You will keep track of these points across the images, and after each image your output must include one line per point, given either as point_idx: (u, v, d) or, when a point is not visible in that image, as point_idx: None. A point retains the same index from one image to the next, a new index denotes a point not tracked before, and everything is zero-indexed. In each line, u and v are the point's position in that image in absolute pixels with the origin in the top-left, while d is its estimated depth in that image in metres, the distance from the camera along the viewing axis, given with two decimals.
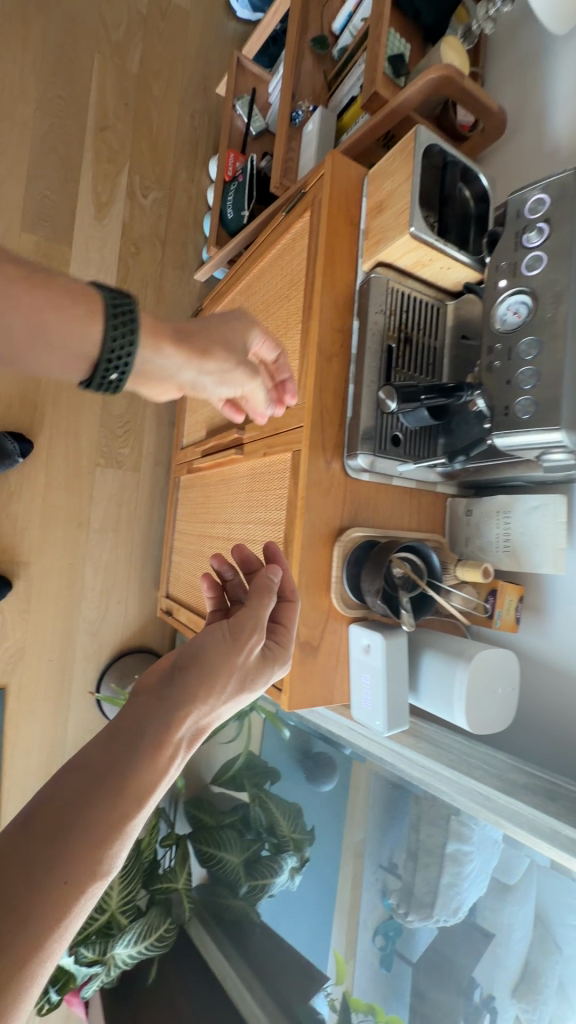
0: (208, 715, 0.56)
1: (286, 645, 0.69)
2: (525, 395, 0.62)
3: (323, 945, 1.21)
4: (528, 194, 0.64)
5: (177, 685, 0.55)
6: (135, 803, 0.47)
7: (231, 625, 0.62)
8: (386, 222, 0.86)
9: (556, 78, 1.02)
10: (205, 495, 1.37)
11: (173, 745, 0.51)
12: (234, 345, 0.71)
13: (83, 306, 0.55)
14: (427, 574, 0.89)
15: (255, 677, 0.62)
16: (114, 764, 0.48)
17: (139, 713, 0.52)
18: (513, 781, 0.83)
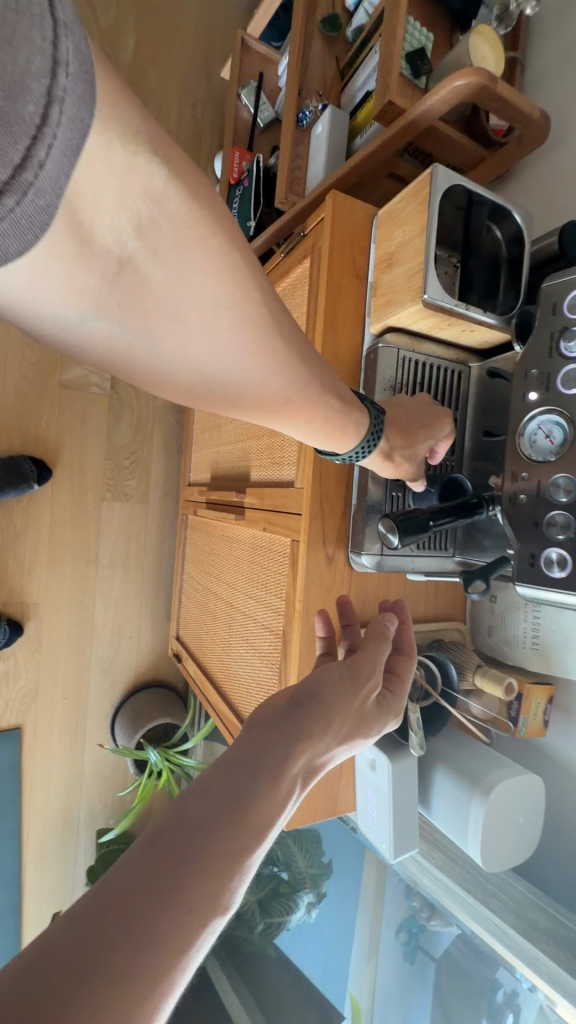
0: (325, 754, 0.43)
1: (400, 694, 0.54)
2: (556, 547, 0.50)
3: (340, 983, 1.25)
4: (566, 286, 0.51)
5: (297, 717, 0.43)
6: (252, 843, 0.36)
7: (349, 662, 0.51)
8: (398, 282, 0.73)
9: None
10: (209, 542, 1.30)
11: (291, 781, 0.40)
12: (426, 435, 0.69)
13: (358, 420, 0.60)
14: (442, 683, 0.80)
15: (374, 723, 0.49)
16: (232, 795, 0.37)
17: (253, 742, 0.42)
18: (532, 921, 0.74)
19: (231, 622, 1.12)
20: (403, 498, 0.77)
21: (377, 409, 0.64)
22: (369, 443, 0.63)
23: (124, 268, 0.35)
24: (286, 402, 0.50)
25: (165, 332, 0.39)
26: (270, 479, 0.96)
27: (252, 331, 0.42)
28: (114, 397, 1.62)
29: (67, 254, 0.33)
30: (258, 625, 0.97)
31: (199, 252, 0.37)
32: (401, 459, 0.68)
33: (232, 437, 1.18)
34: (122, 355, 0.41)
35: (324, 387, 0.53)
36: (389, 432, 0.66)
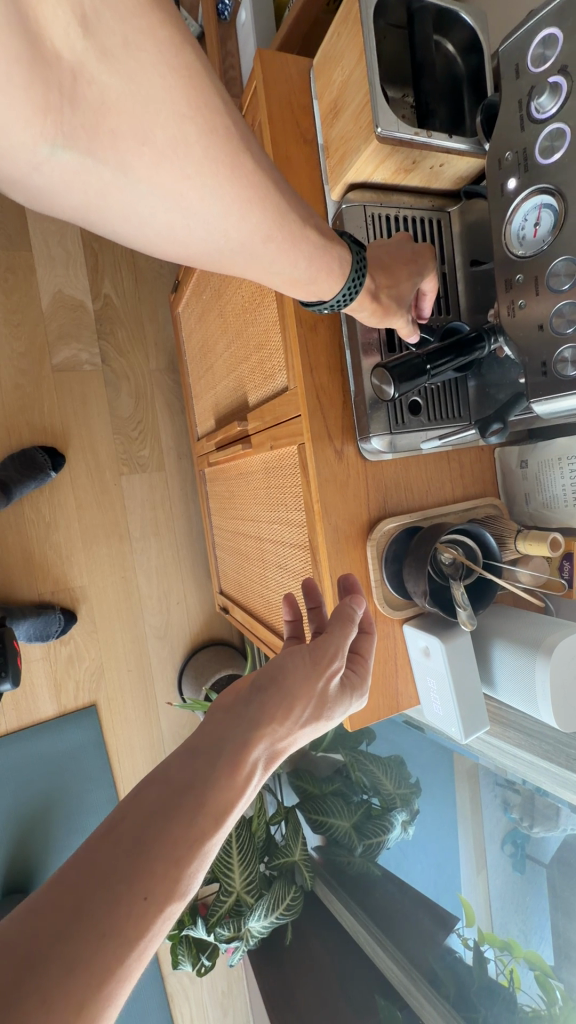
0: (282, 739, 0.53)
1: (364, 678, 0.63)
2: (567, 341, 0.44)
3: (448, 888, 1.22)
4: (527, 38, 0.44)
5: (252, 709, 0.52)
6: (212, 823, 0.44)
7: (311, 648, 0.58)
8: (348, 127, 0.66)
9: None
10: (228, 489, 1.27)
11: (247, 767, 0.48)
12: (410, 272, 0.64)
13: (342, 253, 0.56)
14: (483, 556, 0.75)
15: (331, 705, 0.58)
16: (194, 784, 0.45)
17: (214, 736, 0.50)
18: None
19: (263, 555, 1.11)
20: None
21: (359, 245, 0.60)
22: (352, 288, 0.59)
23: (80, 79, 0.35)
24: (268, 242, 0.49)
25: (138, 159, 0.39)
26: (266, 396, 0.93)
27: (222, 142, 0.41)
28: (108, 372, 1.61)
29: (22, 61, 0.33)
30: (286, 545, 0.95)
31: (154, 48, 0.36)
32: (388, 299, 0.62)
33: (225, 372, 1.14)
34: (89, 196, 0.41)
35: (305, 220, 0.51)
36: (373, 270, 0.62)
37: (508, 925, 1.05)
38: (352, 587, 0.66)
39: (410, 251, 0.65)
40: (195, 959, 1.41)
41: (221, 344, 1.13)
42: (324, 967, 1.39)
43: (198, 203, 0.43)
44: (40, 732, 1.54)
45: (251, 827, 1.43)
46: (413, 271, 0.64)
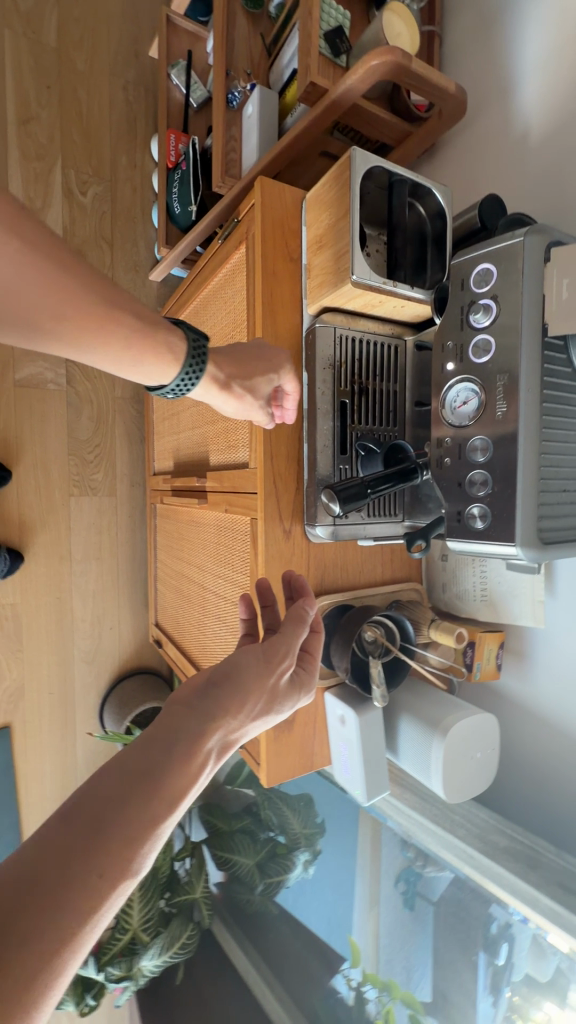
0: (238, 729, 0.52)
1: (310, 673, 0.64)
2: (478, 503, 0.56)
3: (338, 927, 1.29)
4: (472, 261, 0.55)
5: (210, 697, 0.51)
6: (169, 805, 0.44)
7: (264, 648, 0.58)
8: (328, 263, 0.76)
9: (522, 38, 0.87)
10: (179, 531, 1.32)
11: (203, 752, 0.48)
12: (265, 371, 0.77)
13: (174, 345, 0.69)
14: (400, 639, 0.85)
15: (282, 698, 0.58)
16: (150, 768, 0.44)
17: (170, 721, 0.49)
18: (494, 843, 0.82)
19: (204, 602, 1.16)
20: (351, 469, 0.81)
21: (200, 336, 0.73)
22: (185, 380, 0.72)
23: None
24: None
25: None
26: (227, 463, 1.00)
27: None
28: (72, 393, 1.62)
29: None
30: (228, 601, 1.01)
31: None
32: (239, 390, 0.76)
33: (190, 424, 1.20)
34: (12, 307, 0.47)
35: None
36: (225, 361, 0.75)
37: (391, 965, 1.13)
38: (302, 588, 0.70)
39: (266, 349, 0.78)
40: (82, 997, 1.39)
41: (190, 398, 1.19)
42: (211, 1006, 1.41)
43: None
44: None
45: (157, 863, 1.46)
46: (269, 369, 0.77)
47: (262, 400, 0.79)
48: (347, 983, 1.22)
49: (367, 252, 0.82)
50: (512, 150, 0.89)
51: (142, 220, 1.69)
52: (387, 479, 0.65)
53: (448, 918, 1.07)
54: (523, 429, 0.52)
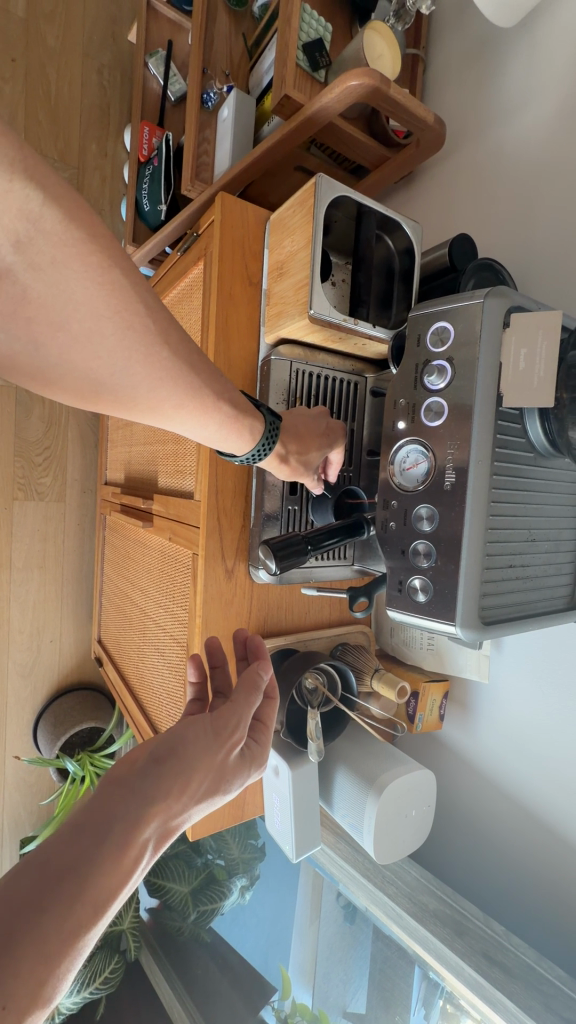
0: (181, 815, 0.43)
1: (266, 744, 0.55)
2: (420, 574, 0.53)
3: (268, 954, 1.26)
4: (429, 317, 0.52)
5: (151, 776, 0.43)
6: (91, 915, 0.36)
7: (212, 719, 0.50)
8: (288, 293, 0.72)
9: (503, 74, 0.84)
10: (125, 546, 1.25)
11: (139, 844, 0.40)
12: (322, 445, 0.70)
13: (253, 423, 0.61)
14: (341, 688, 0.81)
15: (235, 775, 0.49)
16: (73, 869, 0.36)
17: (101, 807, 0.41)
18: (423, 904, 0.80)
19: (145, 629, 1.10)
20: (300, 510, 0.78)
21: (273, 413, 0.66)
22: (262, 449, 0.64)
23: (6, 278, 0.36)
24: (178, 413, 0.52)
25: (48, 341, 0.41)
26: (174, 488, 0.94)
27: (136, 304, 0.42)
28: (23, 391, 1.52)
29: None
30: (167, 634, 0.96)
31: (82, 265, 0.38)
32: (296, 464, 0.69)
33: (142, 440, 1.14)
34: None
35: (217, 395, 0.54)
36: (290, 437, 0.67)
37: (323, 997, 1.12)
38: (258, 649, 0.63)
39: (325, 418, 0.72)
40: None
41: None
42: None
43: (106, 380, 0.45)
44: None
45: None
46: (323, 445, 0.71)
47: (314, 472, 0.72)
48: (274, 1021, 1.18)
49: (330, 284, 0.79)
50: (485, 187, 0.87)
51: (110, 213, 1.61)
52: (332, 533, 0.62)
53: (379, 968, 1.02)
54: (471, 504, 0.49)
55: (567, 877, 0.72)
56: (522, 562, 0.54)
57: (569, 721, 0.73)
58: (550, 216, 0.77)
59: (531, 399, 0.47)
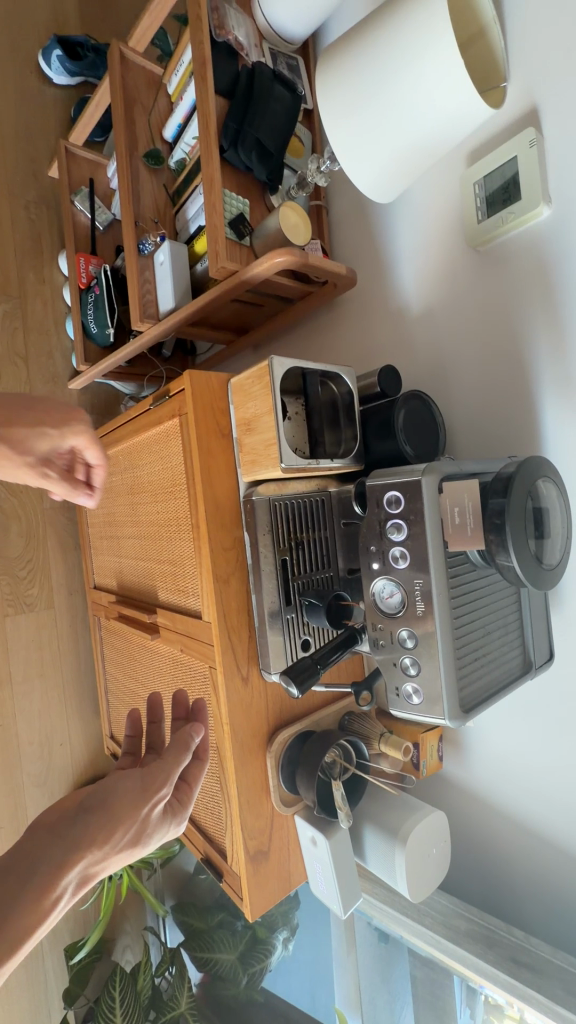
0: (98, 863, 0.55)
1: (185, 804, 0.66)
2: (411, 680, 0.67)
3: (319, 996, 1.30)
4: (384, 485, 0.68)
5: (77, 828, 0.55)
6: (7, 946, 0.49)
7: (143, 775, 0.61)
8: (259, 447, 0.86)
9: (394, 230, 1.05)
10: (130, 649, 1.34)
11: (61, 887, 0.53)
12: None
13: None
14: (356, 757, 0.96)
15: (152, 830, 0.60)
16: (2, 903, 0.50)
17: (33, 851, 0.54)
18: (457, 927, 0.94)
19: None
20: (297, 616, 0.92)
21: None
22: None
23: None
24: None
25: None
26: (177, 603, 1.06)
27: None
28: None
29: None
30: None
31: None
32: None
33: (133, 554, 1.25)
34: None
35: None
36: None
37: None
38: (200, 714, 0.72)
39: None
40: None
41: (131, 531, 1.24)
42: None
43: None
44: None
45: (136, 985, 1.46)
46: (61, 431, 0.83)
47: None
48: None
49: (288, 423, 0.93)
50: (396, 317, 1.06)
51: (57, 332, 1.72)
52: (334, 648, 0.76)
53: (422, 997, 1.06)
54: (440, 626, 0.64)
55: (565, 877, 0.88)
56: (483, 652, 0.71)
57: (542, 747, 0.90)
58: (451, 344, 0.97)
59: (468, 544, 0.64)
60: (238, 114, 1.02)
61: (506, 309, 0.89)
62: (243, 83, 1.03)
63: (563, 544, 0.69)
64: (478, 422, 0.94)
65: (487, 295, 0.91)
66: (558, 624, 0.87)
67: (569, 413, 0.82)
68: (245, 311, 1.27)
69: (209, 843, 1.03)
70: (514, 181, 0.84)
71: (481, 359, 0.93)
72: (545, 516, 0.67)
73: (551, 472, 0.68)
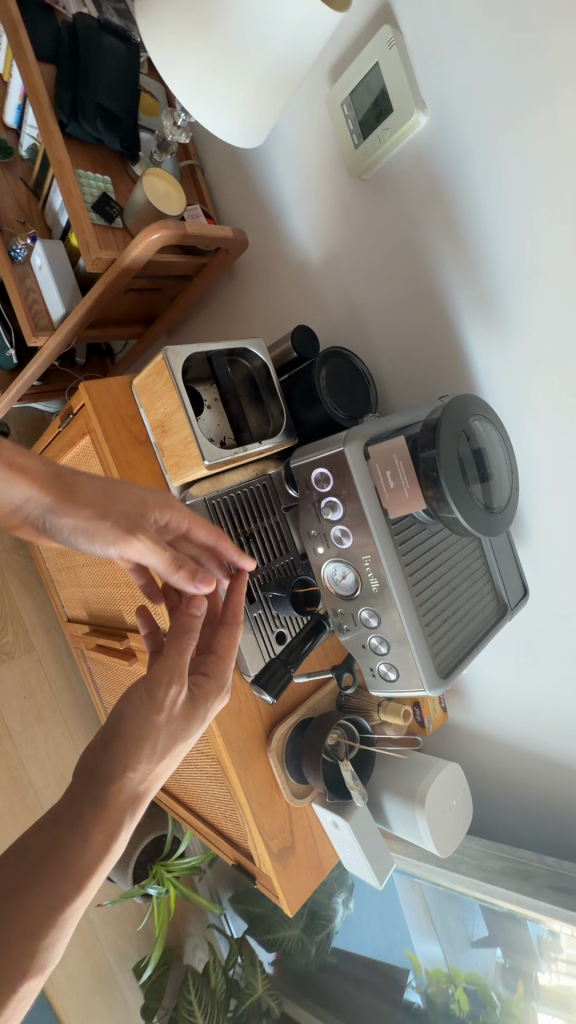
0: (147, 771, 0.50)
1: (218, 675, 0.59)
2: (385, 659, 0.63)
3: (393, 939, 1.23)
4: (311, 464, 0.63)
5: (107, 755, 0.49)
6: (82, 876, 0.44)
7: (146, 681, 0.53)
8: (179, 448, 0.80)
9: (276, 176, 0.98)
10: (117, 676, 1.28)
11: (115, 809, 0.47)
12: None
13: None
14: (359, 734, 0.93)
15: (190, 717, 0.54)
16: (52, 852, 0.44)
17: (71, 794, 0.47)
18: (491, 866, 0.94)
19: None
20: (265, 611, 0.87)
21: None
22: None
23: None
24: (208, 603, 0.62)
25: None
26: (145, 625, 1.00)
27: None
28: None
29: None
30: (190, 751, 1.01)
31: None
32: None
33: (93, 582, 1.18)
34: None
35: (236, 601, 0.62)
36: None
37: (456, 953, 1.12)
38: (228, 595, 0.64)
39: None
40: None
41: (84, 560, 1.17)
42: None
43: None
44: None
45: (210, 982, 1.43)
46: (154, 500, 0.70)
47: None
48: (419, 998, 1.16)
49: (206, 413, 0.86)
50: (299, 272, 0.99)
51: None
52: (301, 640, 0.72)
53: (500, 927, 1.05)
54: (399, 599, 0.60)
55: None
56: (453, 609, 0.67)
57: (535, 676, 0.90)
58: (361, 287, 0.92)
59: (408, 508, 0.59)
60: (70, 83, 0.90)
61: (408, 237, 0.84)
62: (67, 48, 0.92)
63: (511, 481, 0.65)
64: (405, 364, 0.89)
65: (386, 227, 0.86)
66: (526, 556, 0.84)
67: (494, 331, 0.78)
68: (142, 299, 1.17)
69: (237, 849, 1.01)
70: (382, 88, 0.79)
71: (395, 295, 0.88)
72: (485, 456, 0.63)
73: (483, 408, 0.63)
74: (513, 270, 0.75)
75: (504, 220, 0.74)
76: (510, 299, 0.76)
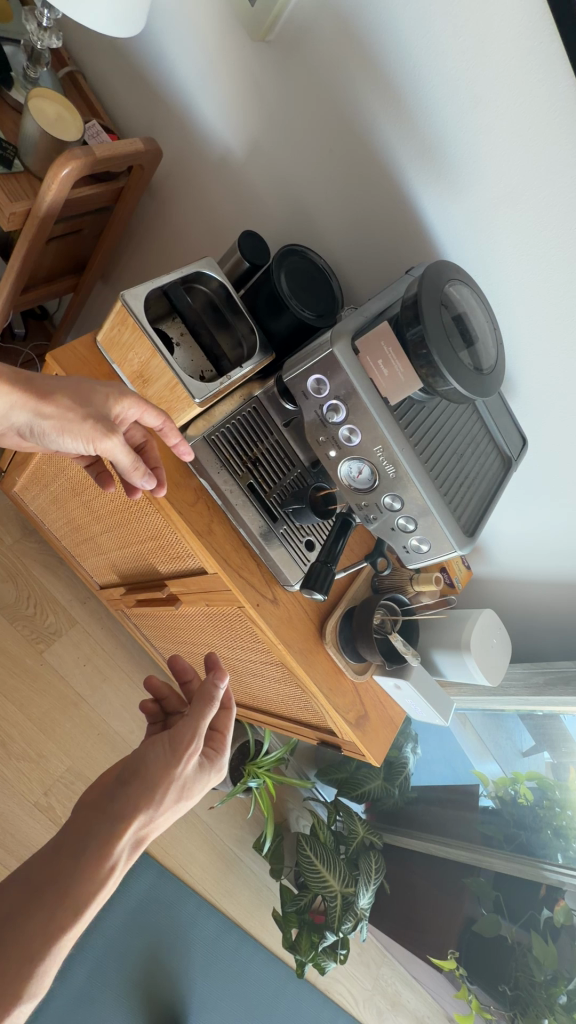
0: (148, 826, 0.58)
1: (222, 751, 0.67)
2: (415, 535, 0.68)
3: (462, 767, 1.40)
4: (304, 373, 0.65)
5: (118, 799, 0.58)
6: (70, 916, 0.51)
7: (169, 737, 0.61)
8: (166, 393, 0.80)
9: (175, 69, 0.91)
10: (163, 624, 1.34)
11: (115, 854, 0.55)
12: None
13: None
14: (400, 608, 1.03)
15: (193, 783, 0.62)
16: (56, 878, 0.53)
17: (82, 829, 0.56)
18: (537, 681, 1.07)
19: (232, 669, 1.22)
20: (290, 525, 0.90)
21: None
22: None
23: None
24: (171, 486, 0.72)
25: None
26: (180, 569, 1.05)
27: None
28: None
29: None
30: (254, 664, 1.10)
31: None
32: None
33: (116, 546, 1.20)
34: None
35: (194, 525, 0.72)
36: None
37: (510, 762, 1.25)
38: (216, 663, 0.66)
39: None
40: (336, 956, 1.47)
41: (101, 529, 1.19)
42: (423, 884, 1.52)
43: None
44: (101, 921, 1.36)
45: (320, 839, 1.51)
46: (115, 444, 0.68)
47: None
48: (492, 801, 1.33)
49: (177, 350, 0.84)
50: (224, 171, 0.94)
51: None
52: (330, 541, 0.78)
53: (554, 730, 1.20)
54: (417, 478, 0.64)
55: None
56: (464, 473, 0.72)
57: (543, 514, 0.97)
58: (295, 171, 0.87)
59: (406, 390, 0.62)
60: None
61: (331, 101, 0.79)
62: None
63: (495, 338, 0.66)
64: (359, 244, 0.86)
65: (306, 92, 0.80)
66: (518, 406, 0.86)
67: (445, 183, 0.75)
68: (67, 247, 1.09)
69: (319, 729, 1.14)
70: None
71: (333, 171, 0.83)
72: (467, 320, 0.64)
73: (454, 273, 0.64)
74: (452, 108, 0.70)
75: (429, 49, 0.69)
76: (455, 145, 0.72)
